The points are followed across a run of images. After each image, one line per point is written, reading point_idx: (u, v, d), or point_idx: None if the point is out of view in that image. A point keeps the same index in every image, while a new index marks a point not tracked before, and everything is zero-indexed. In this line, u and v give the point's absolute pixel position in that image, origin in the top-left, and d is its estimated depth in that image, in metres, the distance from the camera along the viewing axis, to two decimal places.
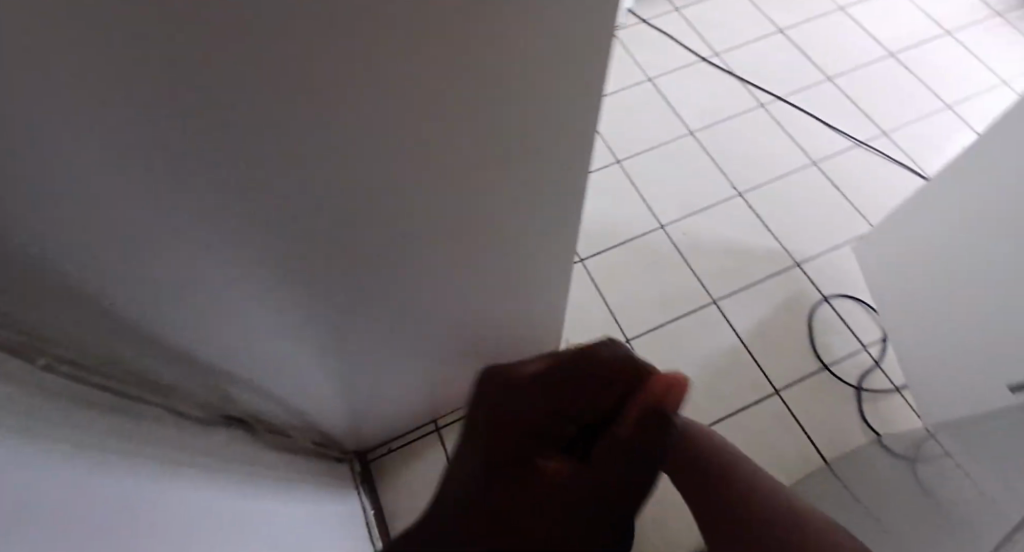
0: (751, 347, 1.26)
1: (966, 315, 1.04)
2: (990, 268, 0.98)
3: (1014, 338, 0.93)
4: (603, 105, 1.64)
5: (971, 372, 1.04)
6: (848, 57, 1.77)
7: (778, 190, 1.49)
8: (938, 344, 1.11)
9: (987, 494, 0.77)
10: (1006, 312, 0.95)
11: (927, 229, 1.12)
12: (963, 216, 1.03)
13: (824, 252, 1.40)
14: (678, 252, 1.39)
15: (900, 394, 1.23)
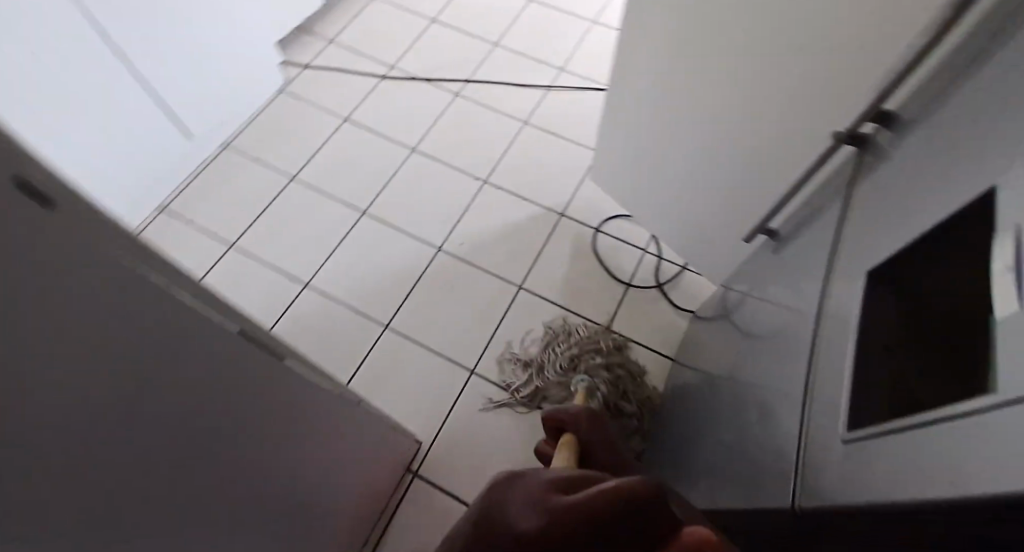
0: (569, 309, 1.36)
1: (688, 186, 1.14)
2: (686, 130, 1.05)
3: (722, 183, 1.04)
4: (316, 161, 1.60)
5: (710, 229, 1.15)
6: (500, 18, 1.90)
7: (510, 162, 1.59)
8: (680, 221, 1.23)
9: (758, 316, 0.84)
10: (710, 163, 1.05)
11: (632, 128, 1.19)
12: (650, 100, 1.09)
13: (573, 194, 1.53)
14: (466, 262, 1.42)
15: (687, 271, 1.41)
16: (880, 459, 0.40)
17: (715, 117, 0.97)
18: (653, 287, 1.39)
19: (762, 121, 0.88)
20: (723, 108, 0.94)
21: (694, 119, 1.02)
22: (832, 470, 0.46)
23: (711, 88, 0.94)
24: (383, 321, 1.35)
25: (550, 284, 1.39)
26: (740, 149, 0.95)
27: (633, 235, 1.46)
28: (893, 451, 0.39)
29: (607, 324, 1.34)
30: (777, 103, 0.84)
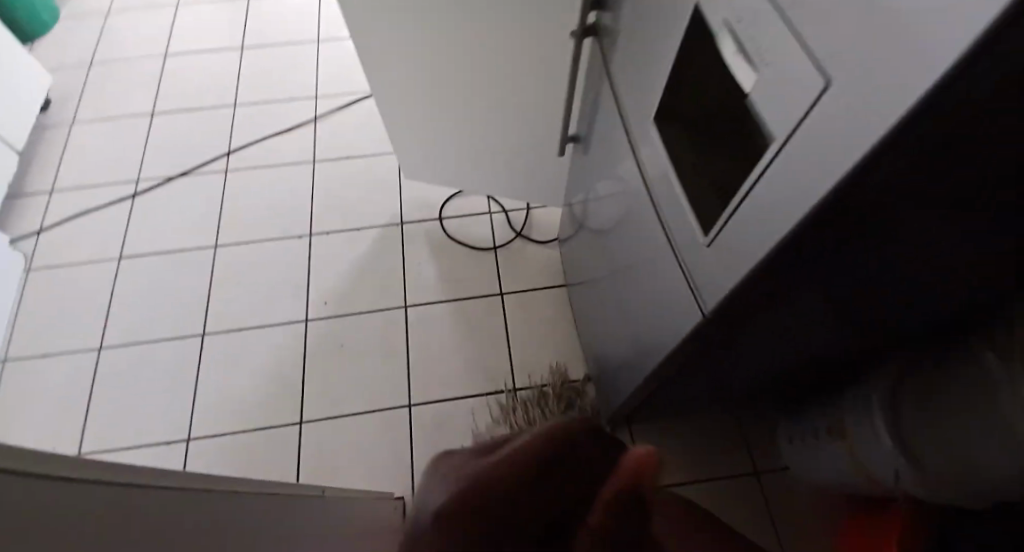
0: (458, 299, 1.38)
1: (486, 140, 1.17)
2: (458, 96, 1.07)
3: (510, 123, 1.10)
4: (115, 312, 1.42)
5: (528, 162, 1.21)
6: (222, 81, 1.79)
7: (320, 204, 1.53)
8: (499, 172, 1.27)
9: (598, 211, 0.93)
10: (492, 113, 1.09)
11: (408, 118, 1.19)
12: (410, 88, 1.09)
13: (397, 201, 1.53)
14: (340, 318, 1.37)
15: (531, 208, 1.50)
16: (752, 222, 0.47)
17: (474, 73, 1.01)
18: (515, 237, 1.46)
19: (514, 54, 0.94)
20: (476, 61, 0.98)
21: (458, 84, 1.04)
22: (721, 265, 0.52)
23: (456, 50, 0.97)
24: (293, 419, 1.26)
25: (428, 289, 1.40)
26: (511, 86, 1.01)
27: (473, 206, 1.51)
28: (759, 209, 0.45)
29: (498, 291, 1.39)
30: (517, 32, 0.90)
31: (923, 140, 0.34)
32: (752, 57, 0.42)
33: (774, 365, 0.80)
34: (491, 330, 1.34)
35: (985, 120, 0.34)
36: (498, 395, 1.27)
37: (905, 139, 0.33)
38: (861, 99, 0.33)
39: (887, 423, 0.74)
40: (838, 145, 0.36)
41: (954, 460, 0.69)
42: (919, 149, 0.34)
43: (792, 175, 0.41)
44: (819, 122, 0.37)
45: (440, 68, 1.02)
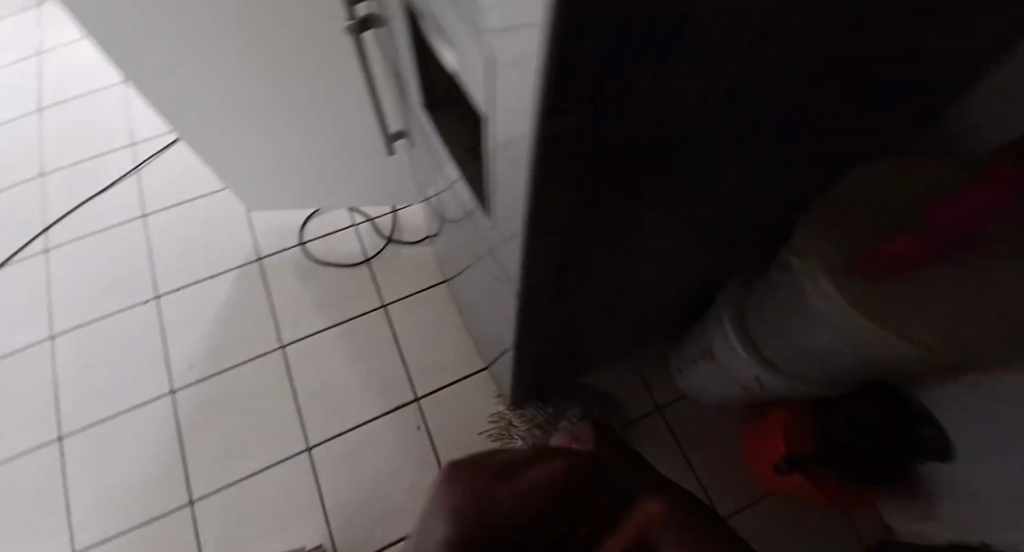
0: (339, 323, 1.28)
1: (318, 149, 1.07)
2: (267, 115, 0.96)
3: (331, 131, 1.01)
4: None
5: (370, 163, 1.12)
6: (23, 149, 1.57)
7: (163, 259, 1.37)
8: (344, 178, 1.17)
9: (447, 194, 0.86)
10: (310, 122, 0.99)
11: (223, 146, 1.07)
12: (210, 116, 0.97)
13: (251, 235, 1.37)
14: (212, 377, 1.24)
15: (398, 209, 1.38)
16: (510, 197, 0.45)
17: (267, 92, 0.91)
18: (386, 245, 1.35)
19: (295, 64, 0.84)
20: (260, 80, 0.88)
21: (256, 105, 0.94)
22: (513, 238, 0.51)
23: (233, 73, 0.87)
24: (182, 501, 1.14)
25: (302, 322, 1.28)
26: (308, 100, 0.92)
27: (336, 221, 1.37)
28: (508, 183, 0.44)
29: (380, 304, 1.29)
30: (286, 43, 0.80)
31: (575, 113, 0.32)
32: (444, 31, 0.40)
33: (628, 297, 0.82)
34: (378, 346, 1.26)
35: (635, 81, 0.32)
36: (400, 408, 1.20)
37: (552, 121, 0.32)
38: (506, 88, 0.32)
39: (752, 355, 0.83)
40: (516, 130, 0.35)
41: (794, 354, 0.77)
42: (583, 117, 0.33)
43: (508, 149, 0.39)
44: (499, 99, 0.35)
45: (226, 94, 0.92)
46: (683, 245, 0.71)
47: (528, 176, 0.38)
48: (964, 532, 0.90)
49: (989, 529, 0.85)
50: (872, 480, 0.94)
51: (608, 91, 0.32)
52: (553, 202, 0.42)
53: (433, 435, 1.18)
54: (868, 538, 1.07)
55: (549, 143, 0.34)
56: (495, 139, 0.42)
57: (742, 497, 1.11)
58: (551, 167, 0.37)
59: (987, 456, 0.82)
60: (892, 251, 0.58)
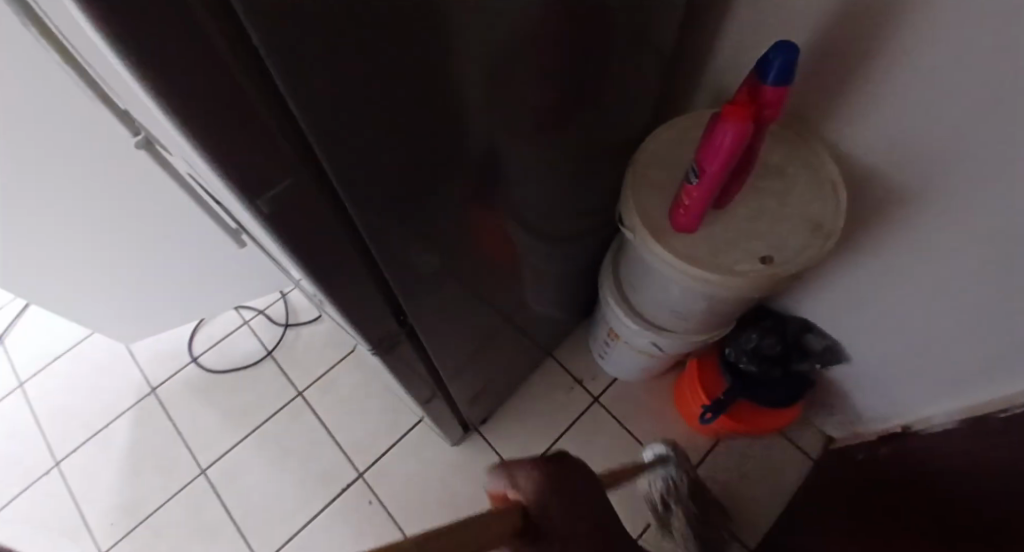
0: (257, 427, 1.22)
1: (168, 275, 1.03)
2: (101, 258, 0.92)
3: (176, 256, 0.97)
4: None
5: (230, 272, 1.08)
6: None
7: (52, 424, 1.27)
8: (211, 291, 1.13)
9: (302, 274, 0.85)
10: (150, 254, 0.95)
11: (70, 293, 1.01)
12: (41, 268, 0.91)
13: (138, 368, 1.30)
14: (138, 528, 1.15)
15: (288, 293, 1.34)
16: (292, 269, 0.46)
17: (83, 235, 0.85)
18: (284, 331, 1.31)
19: (99, 207, 0.79)
20: (71, 228, 0.83)
21: (79, 250, 0.89)
22: (327, 303, 0.51)
23: (36, 225, 0.81)
24: None
25: (220, 438, 1.22)
26: (135, 235, 0.89)
27: (224, 325, 1.32)
28: (281, 257, 0.45)
29: (296, 393, 1.25)
30: (78, 191, 0.75)
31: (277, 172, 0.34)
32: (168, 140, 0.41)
33: (504, 302, 0.85)
34: (306, 435, 1.20)
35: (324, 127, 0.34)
36: (345, 491, 1.15)
37: (250, 185, 0.33)
38: (202, 168, 0.34)
39: (649, 329, 0.87)
40: (237, 205, 0.37)
41: (669, 313, 0.81)
42: (293, 169, 0.35)
43: (254, 226, 0.40)
44: (216, 184, 0.36)
45: (40, 246, 0.86)
46: (526, 241, 0.74)
47: (283, 241, 0.39)
48: (881, 420, 0.96)
49: (897, 409, 0.92)
50: (786, 403, 0.99)
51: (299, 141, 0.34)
52: (329, 252, 0.44)
53: (388, 505, 1.13)
54: (814, 454, 1.12)
55: (269, 203, 0.35)
56: (247, 220, 0.42)
57: (694, 458, 1.14)
58: (294, 225, 0.38)
59: (867, 345, 0.88)
60: (690, 203, 0.59)
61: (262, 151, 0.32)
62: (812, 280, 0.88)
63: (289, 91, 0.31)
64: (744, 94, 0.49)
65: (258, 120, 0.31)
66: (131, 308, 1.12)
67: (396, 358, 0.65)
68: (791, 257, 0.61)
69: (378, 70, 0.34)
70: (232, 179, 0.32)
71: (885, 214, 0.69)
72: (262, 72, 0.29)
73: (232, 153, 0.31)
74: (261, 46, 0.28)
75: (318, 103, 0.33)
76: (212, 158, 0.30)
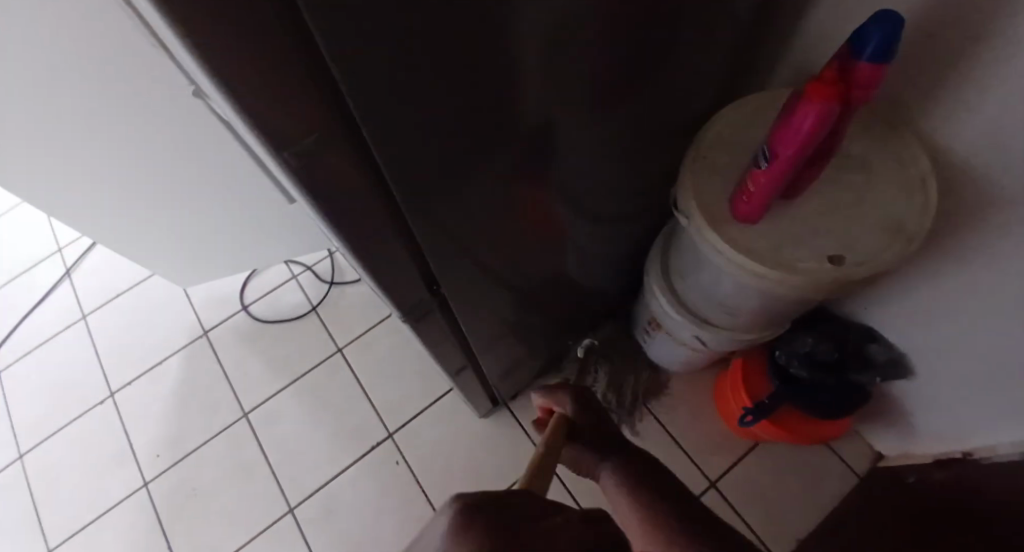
0: (297, 378, 1.26)
1: (223, 225, 1.06)
2: (163, 205, 0.95)
3: (231, 207, 1.00)
4: None
5: (280, 226, 1.10)
6: None
7: (113, 355, 1.35)
8: (262, 243, 1.15)
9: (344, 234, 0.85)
10: (207, 204, 0.98)
11: (134, 237, 1.05)
12: (111, 213, 0.96)
13: (192, 310, 1.36)
14: (182, 459, 1.22)
15: (335, 251, 1.36)
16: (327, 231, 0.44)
17: (144, 181, 0.88)
18: (329, 288, 1.33)
19: (160, 152, 0.81)
20: (133, 172, 0.85)
21: (140, 194, 0.92)
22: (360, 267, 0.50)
23: (101, 169, 0.84)
24: None
25: (261, 385, 1.26)
26: (195, 186, 0.91)
27: (273, 277, 1.36)
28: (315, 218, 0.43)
29: (335, 349, 1.27)
30: (141, 136, 0.77)
31: (309, 129, 0.33)
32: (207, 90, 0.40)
33: (545, 279, 0.82)
34: (342, 391, 1.23)
35: (365, 91, 0.32)
36: (375, 448, 1.18)
37: (283, 141, 0.32)
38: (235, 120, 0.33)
39: (694, 320, 0.83)
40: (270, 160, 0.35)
41: (718, 306, 0.76)
42: (328, 126, 0.34)
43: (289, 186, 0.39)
44: (250, 140, 0.35)
45: (105, 190, 0.89)
46: (574, 219, 0.71)
47: (316, 203, 0.38)
48: (942, 444, 0.89)
49: (963, 435, 0.84)
50: (838, 414, 0.92)
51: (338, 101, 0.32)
52: (363, 217, 0.42)
53: (414, 468, 1.15)
54: (861, 469, 1.06)
55: (300, 160, 0.34)
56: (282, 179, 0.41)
57: (729, 458, 1.09)
58: (325, 184, 0.37)
59: (937, 364, 0.81)
60: (755, 190, 0.54)
61: (295, 109, 0.31)
62: (883, 287, 0.81)
63: (330, 52, 0.28)
64: (833, 69, 0.44)
65: (293, 76, 0.29)
66: (188, 254, 1.16)
67: (427, 326, 0.64)
68: (863, 259, 0.56)
69: (430, 37, 0.31)
70: (261, 135, 0.31)
71: (979, 221, 0.62)
72: (303, 29, 0.27)
73: (263, 110, 0.29)
74: (304, 5, 0.25)
75: (360, 68, 0.30)
76: (243, 111, 0.28)
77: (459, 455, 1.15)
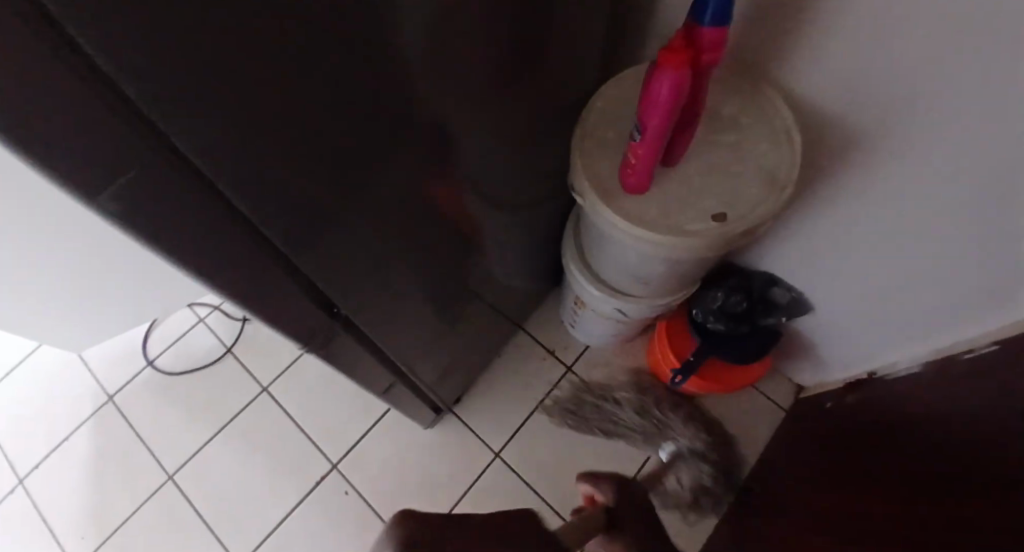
0: (224, 427, 1.18)
1: (90, 281, 0.95)
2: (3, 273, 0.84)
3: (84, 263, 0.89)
4: None
5: (153, 272, 1.00)
6: None
7: (9, 440, 1.22)
8: (144, 290, 1.06)
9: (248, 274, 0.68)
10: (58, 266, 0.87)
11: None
12: None
13: (93, 376, 1.24)
14: (111, 537, 1.12)
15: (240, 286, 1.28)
16: None
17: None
18: (242, 326, 1.25)
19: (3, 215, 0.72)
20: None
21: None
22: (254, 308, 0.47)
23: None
24: None
25: (186, 441, 1.17)
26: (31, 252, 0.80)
27: (177, 325, 1.26)
28: None
29: (260, 388, 1.20)
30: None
31: (156, 188, 0.30)
32: None
33: (462, 280, 0.81)
34: (275, 431, 1.17)
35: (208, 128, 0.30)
36: (321, 482, 1.12)
37: (122, 205, 0.29)
38: None
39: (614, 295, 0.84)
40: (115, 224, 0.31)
41: (629, 278, 0.78)
42: (175, 177, 0.31)
43: None
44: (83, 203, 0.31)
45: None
46: (477, 217, 0.70)
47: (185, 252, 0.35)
48: (850, 367, 0.96)
49: (864, 355, 0.92)
50: (756, 358, 0.98)
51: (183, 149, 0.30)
52: (242, 256, 0.40)
53: (365, 494, 1.11)
54: (787, 404, 1.13)
55: (151, 222, 0.31)
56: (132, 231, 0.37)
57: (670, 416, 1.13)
58: (186, 236, 0.34)
59: (833, 296, 0.87)
60: (636, 162, 0.55)
61: (129, 170, 0.28)
62: (777, 235, 0.86)
63: (146, 103, 0.26)
64: (679, 37, 0.45)
65: (118, 135, 0.26)
66: (62, 314, 1.05)
67: (341, 349, 0.62)
68: (745, 213, 0.59)
69: (266, 63, 0.29)
70: (95, 204, 0.28)
71: (843, 156, 0.67)
72: (115, 90, 0.24)
73: (88, 180, 0.26)
74: (103, 60, 0.23)
75: (191, 111, 0.28)
76: (61, 184, 0.25)
77: (410, 470, 1.12)
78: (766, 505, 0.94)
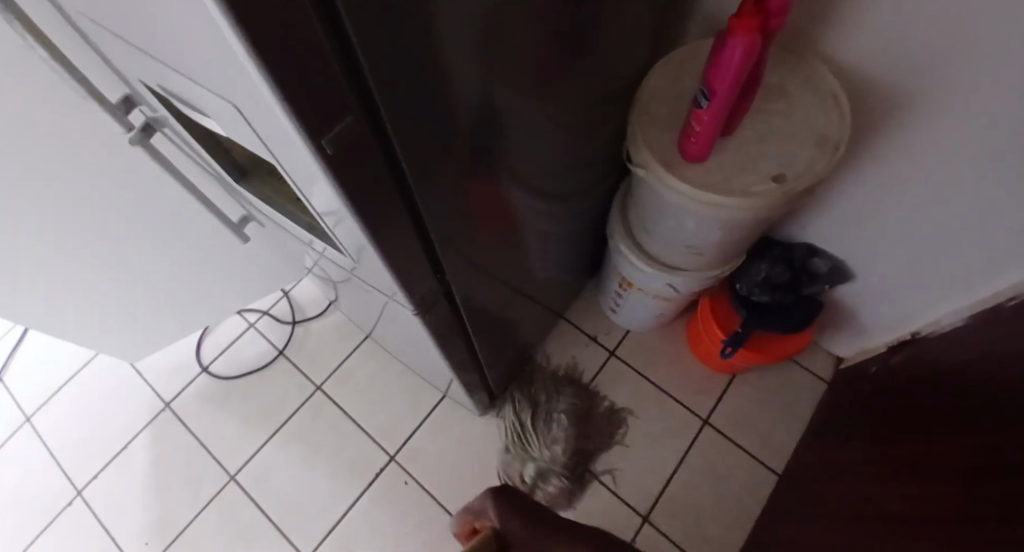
0: (281, 426, 1.21)
1: (179, 274, 1.02)
2: (117, 256, 0.91)
3: (184, 249, 0.95)
4: None
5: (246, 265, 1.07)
6: None
7: (72, 450, 1.25)
8: (227, 288, 1.12)
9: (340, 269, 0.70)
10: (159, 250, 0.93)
11: (91, 301, 1.01)
12: (68, 274, 0.92)
13: (149, 385, 1.28)
14: (178, 537, 1.15)
15: (289, 291, 1.32)
16: (351, 238, 0.46)
17: (82, 238, 0.84)
18: (292, 329, 1.30)
19: (89, 205, 0.77)
20: (65, 228, 0.81)
21: (72, 251, 0.86)
22: (378, 269, 0.51)
23: (29, 232, 0.79)
24: None
25: (245, 442, 1.21)
26: (142, 230, 0.87)
27: (229, 331, 1.31)
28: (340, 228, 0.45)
29: (314, 387, 1.24)
30: (77, 196, 0.75)
31: (344, 133, 0.34)
32: (192, 105, 0.39)
33: (521, 260, 0.85)
34: (331, 428, 1.20)
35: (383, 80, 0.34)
36: (379, 474, 1.16)
37: (327, 143, 0.33)
38: (263, 132, 0.34)
39: (665, 268, 0.88)
40: (302, 169, 0.36)
41: (684, 250, 0.82)
42: (357, 126, 0.35)
43: (308, 188, 0.40)
44: (277, 152, 0.36)
45: (32, 253, 0.84)
46: (543, 195, 0.75)
47: (342, 207, 0.39)
48: (891, 330, 1.00)
49: (906, 316, 0.95)
50: (801, 327, 1.01)
51: (366, 99, 0.34)
52: (384, 213, 0.44)
53: (424, 483, 1.14)
54: (827, 375, 1.16)
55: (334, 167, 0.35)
56: (294, 185, 0.42)
57: (715, 392, 1.17)
58: (354, 185, 0.38)
59: (874, 259, 0.91)
60: (700, 129, 0.60)
61: (335, 115, 0.33)
62: (817, 205, 0.90)
63: (356, 49, 0.31)
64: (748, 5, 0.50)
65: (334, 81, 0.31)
66: (146, 315, 1.10)
67: (431, 319, 0.66)
68: (803, 172, 0.63)
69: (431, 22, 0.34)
70: (311, 144, 0.32)
71: (887, 120, 0.71)
72: (340, 35, 0.29)
73: (308, 117, 0.31)
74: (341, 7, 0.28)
75: (380, 61, 0.33)
76: (292, 123, 0.30)
77: (466, 457, 1.15)
78: (818, 467, 0.97)
